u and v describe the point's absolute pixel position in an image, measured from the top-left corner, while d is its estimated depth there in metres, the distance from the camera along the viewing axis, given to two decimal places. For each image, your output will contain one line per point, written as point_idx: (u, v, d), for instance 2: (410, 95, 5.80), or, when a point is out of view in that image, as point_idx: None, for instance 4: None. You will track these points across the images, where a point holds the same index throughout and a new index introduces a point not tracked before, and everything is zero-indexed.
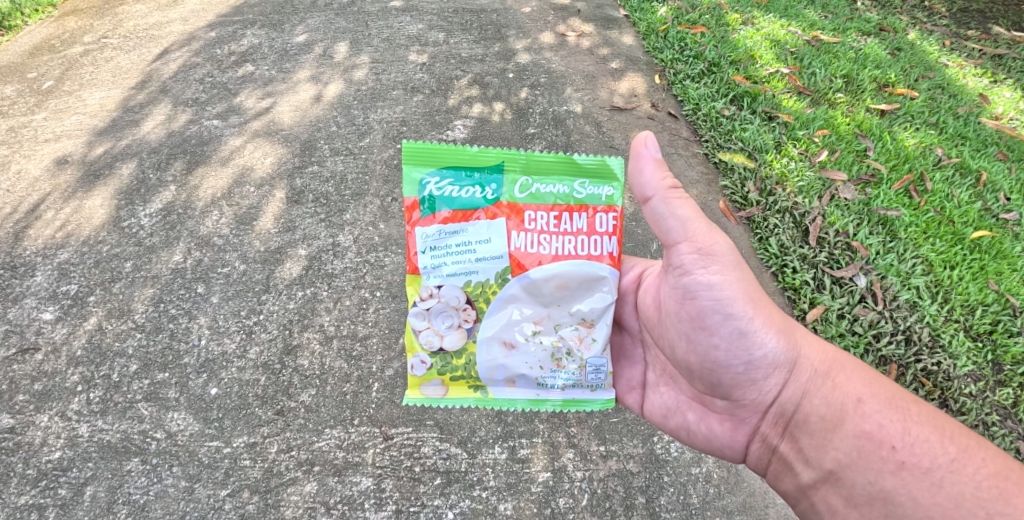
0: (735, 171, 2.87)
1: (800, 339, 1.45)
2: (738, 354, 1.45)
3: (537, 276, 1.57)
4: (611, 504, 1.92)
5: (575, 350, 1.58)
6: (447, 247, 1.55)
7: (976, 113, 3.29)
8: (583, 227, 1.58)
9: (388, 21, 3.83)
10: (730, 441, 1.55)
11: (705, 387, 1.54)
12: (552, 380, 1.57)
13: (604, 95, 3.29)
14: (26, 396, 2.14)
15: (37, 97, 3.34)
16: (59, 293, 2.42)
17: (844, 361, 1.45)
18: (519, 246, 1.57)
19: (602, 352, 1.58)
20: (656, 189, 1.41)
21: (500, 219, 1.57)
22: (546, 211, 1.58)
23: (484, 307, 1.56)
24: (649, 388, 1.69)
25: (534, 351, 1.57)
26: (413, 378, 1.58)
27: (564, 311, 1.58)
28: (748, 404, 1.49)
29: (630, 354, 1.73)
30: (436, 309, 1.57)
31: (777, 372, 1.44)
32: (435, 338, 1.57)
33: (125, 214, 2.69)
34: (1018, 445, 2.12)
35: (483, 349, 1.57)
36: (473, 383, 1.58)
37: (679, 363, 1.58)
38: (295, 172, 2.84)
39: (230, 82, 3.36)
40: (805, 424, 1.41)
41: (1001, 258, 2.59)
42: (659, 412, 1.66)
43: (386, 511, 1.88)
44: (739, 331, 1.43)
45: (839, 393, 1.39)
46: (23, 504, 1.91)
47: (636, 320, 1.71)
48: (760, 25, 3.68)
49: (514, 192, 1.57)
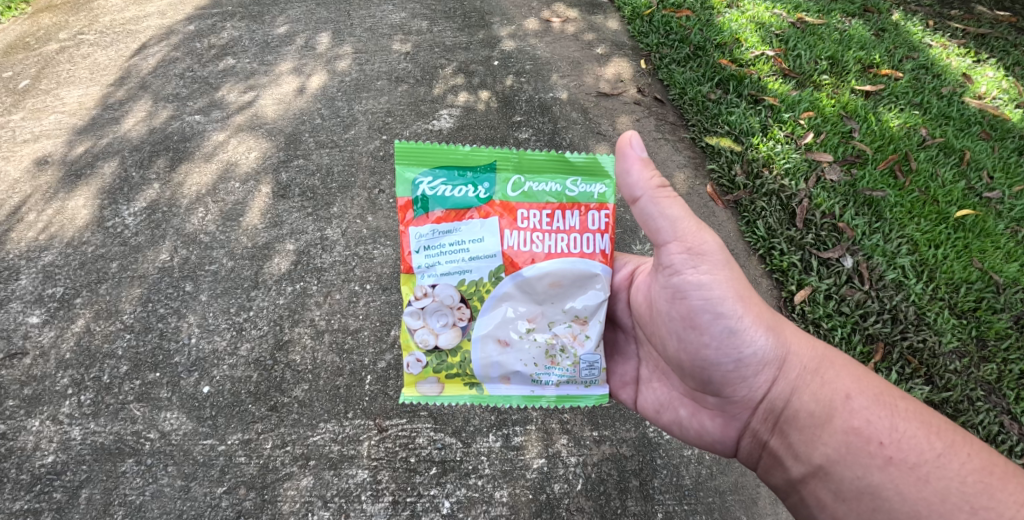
0: (722, 155, 2.88)
1: (790, 337, 1.47)
2: (729, 353, 1.46)
3: (531, 275, 1.57)
4: (605, 488, 1.94)
5: (569, 347, 1.58)
6: (441, 246, 1.55)
7: (960, 93, 3.32)
8: (575, 225, 1.58)
9: (370, 11, 3.78)
10: (722, 436, 1.57)
11: (698, 385, 1.55)
12: (546, 377, 1.58)
13: (590, 81, 3.28)
14: (15, 401, 2.13)
15: (13, 97, 3.27)
16: (45, 296, 2.39)
17: (833, 357, 1.47)
18: (512, 245, 1.57)
19: (596, 348, 1.58)
20: (644, 189, 1.42)
21: (494, 218, 1.57)
22: (539, 209, 1.58)
23: (477, 306, 1.57)
24: (642, 384, 1.71)
25: (528, 349, 1.57)
26: (409, 376, 1.58)
27: (558, 309, 1.58)
28: (738, 401, 1.51)
29: (625, 351, 1.74)
30: (432, 308, 1.57)
31: (766, 369, 1.46)
32: (431, 336, 1.57)
33: (109, 214, 2.65)
34: (1002, 419, 2.15)
35: (478, 347, 1.57)
36: (469, 380, 1.58)
37: (670, 360, 1.59)
38: (281, 166, 2.81)
39: (211, 77, 3.32)
40: (794, 420, 1.43)
41: (984, 237, 2.63)
42: (652, 408, 1.68)
43: (383, 503, 1.90)
44: (730, 329, 1.44)
45: (828, 389, 1.41)
46: (18, 509, 1.90)
47: (629, 316, 1.72)
48: (745, 7, 3.67)
49: (506, 191, 1.57)
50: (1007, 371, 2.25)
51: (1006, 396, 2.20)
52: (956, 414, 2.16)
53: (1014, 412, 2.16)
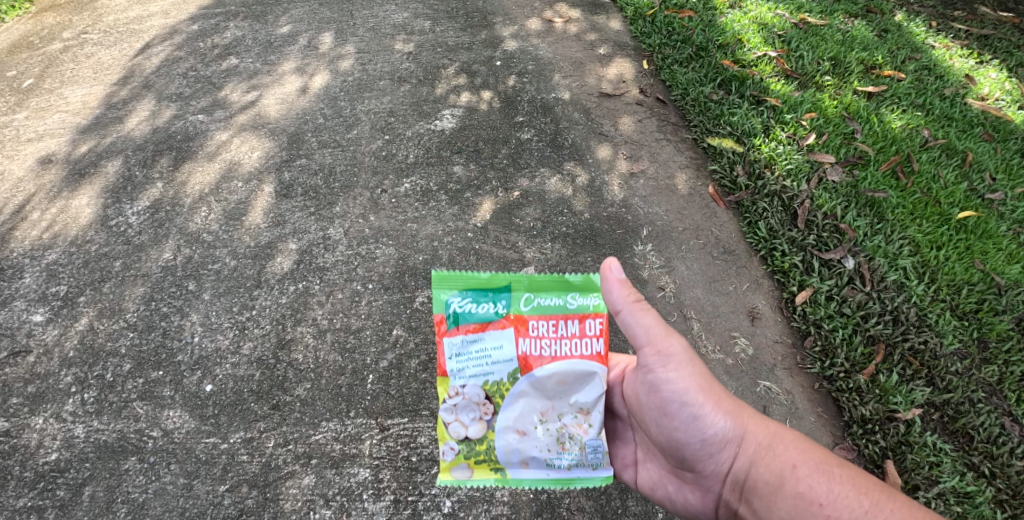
0: (724, 155, 2.88)
1: (747, 418, 1.49)
2: (696, 432, 1.49)
3: (542, 374, 1.55)
4: (606, 488, 1.94)
5: (577, 434, 1.56)
6: (467, 353, 1.54)
7: (963, 95, 3.32)
8: (576, 331, 1.57)
9: (373, 10, 3.79)
10: (703, 513, 1.57)
11: (675, 464, 1.56)
12: (559, 461, 1.56)
13: (593, 81, 3.28)
14: (20, 399, 2.14)
15: (17, 96, 3.29)
16: (48, 294, 2.41)
17: (787, 433, 1.49)
18: (525, 350, 1.55)
19: (603, 435, 1.57)
20: (622, 303, 1.44)
21: (508, 329, 1.55)
22: (548, 320, 1.56)
23: (500, 402, 1.55)
24: (640, 465, 1.65)
25: (543, 438, 1.55)
26: (443, 461, 1.57)
27: (566, 402, 1.57)
28: (709, 475, 1.52)
29: (623, 435, 1.68)
30: (461, 404, 1.55)
31: (729, 447, 1.48)
32: (461, 428, 1.55)
33: (112, 213, 2.67)
34: (1004, 421, 2.15)
35: (499, 436, 1.55)
36: (494, 464, 1.56)
37: (648, 442, 1.61)
38: (283, 166, 2.82)
39: (214, 76, 3.33)
40: (754, 489, 1.44)
41: (987, 238, 2.63)
42: (647, 487, 1.63)
43: (384, 501, 1.90)
44: (694, 414, 1.48)
45: (779, 461, 1.44)
46: (22, 506, 1.91)
47: (624, 405, 1.67)
48: (747, 8, 3.67)
49: (519, 306, 1.55)
50: (1009, 373, 2.25)
51: (1007, 398, 2.20)
52: (957, 415, 2.16)
53: (1015, 414, 2.16)
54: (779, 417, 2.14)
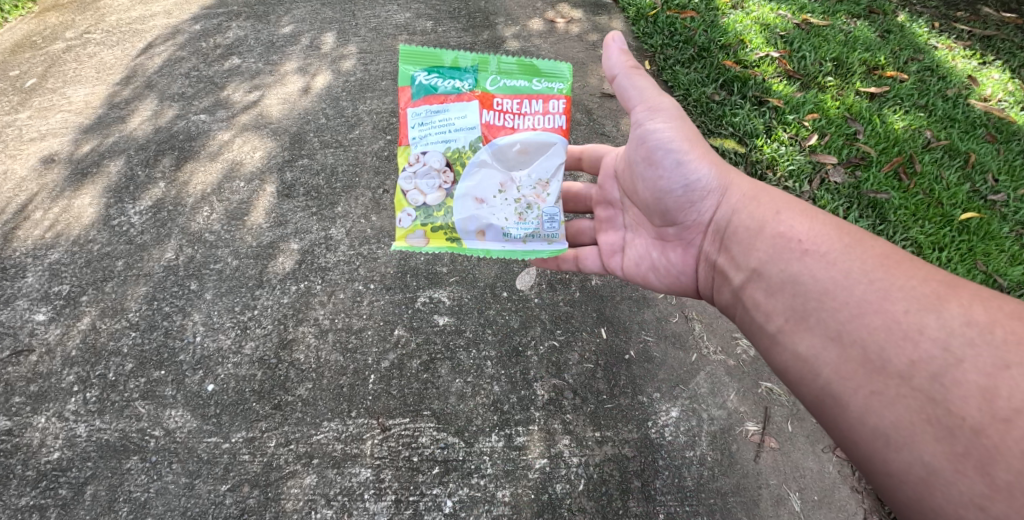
0: (726, 156, 2.88)
1: (733, 174, 1.66)
2: (679, 178, 1.69)
3: (502, 144, 1.90)
4: (607, 489, 1.94)
5: (534, 204, 1.92)
6: (431, 122, 1.88)
7: (965, 96, 3.31)
8: (539, 110, 1.90)
9: (375, 10, 3.79)
10: (683, 268, 1.76)
11: (660, 219, 1.78)
12: (515, 232, 1.91)
13: (594, 82, 3.28)
14: (22, 398, 2.14)
15: (20, 96, 3.29)
16: (51, 294, 2.41)
17: (789, 200, 1.54)
18: (488, 121, 1.89)
19: (557, 204, 1.93)
20: (619, 68, 1.76)
21: (471, 103, 1.88)
22: (511, 100, 1.90)
23: (460, 170, 1.89)
24: (626, 249, 1.93)
25: (500, 206, 1.91)
26: (400, 230, 1.90)
27: (524, 176, 1.92)
28: (691, 226, 1.71)
29: (615, 221, 2.00)
30: (421, 172, 1.88)
31: (711, 195, 1.66)
32: (420, 197, 1.89)
33: (114, 212, 2.67)
34: None
35: (458, 205, 1.89)
36: (449, 236, 1.90)
37: (642, 206, 1.84)
38: (285, 166, 2.83)
39: (217, 76, 3.33)
40: (734, 234, 1.57)
41: (989, 239, 2.62)
42: (633, 265, 1.89)
43: (386, 501, 1.90)
44: (677, 158, 1.69)
45: (762, 208, 1.55)
46: (24, 505, 1.92)
47: (620, 192, 1.99)
48: (750, 9, 3.67)
49: (485, 86, 1.90)
50: None
51: None
52: None
53: None
54: (781, 418, 2.13)
